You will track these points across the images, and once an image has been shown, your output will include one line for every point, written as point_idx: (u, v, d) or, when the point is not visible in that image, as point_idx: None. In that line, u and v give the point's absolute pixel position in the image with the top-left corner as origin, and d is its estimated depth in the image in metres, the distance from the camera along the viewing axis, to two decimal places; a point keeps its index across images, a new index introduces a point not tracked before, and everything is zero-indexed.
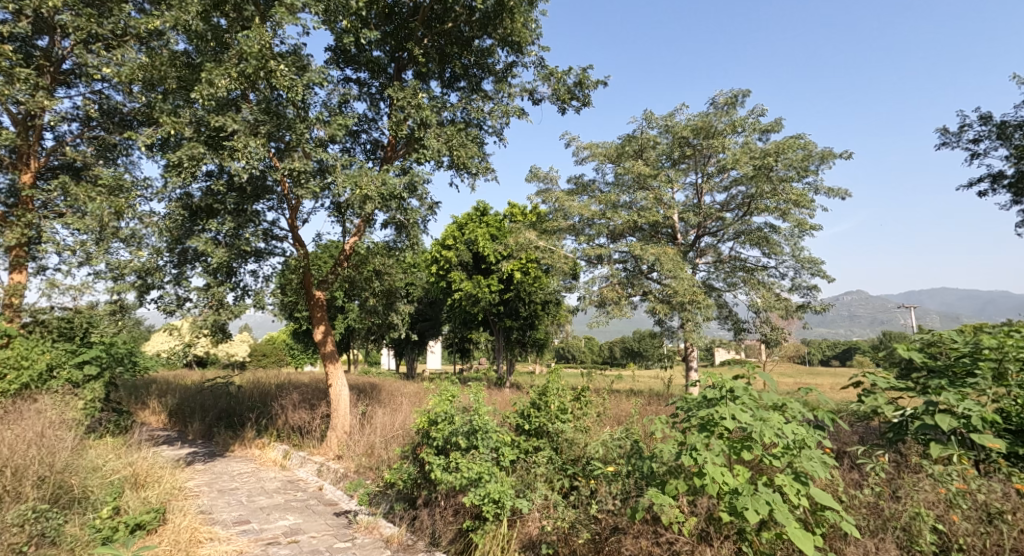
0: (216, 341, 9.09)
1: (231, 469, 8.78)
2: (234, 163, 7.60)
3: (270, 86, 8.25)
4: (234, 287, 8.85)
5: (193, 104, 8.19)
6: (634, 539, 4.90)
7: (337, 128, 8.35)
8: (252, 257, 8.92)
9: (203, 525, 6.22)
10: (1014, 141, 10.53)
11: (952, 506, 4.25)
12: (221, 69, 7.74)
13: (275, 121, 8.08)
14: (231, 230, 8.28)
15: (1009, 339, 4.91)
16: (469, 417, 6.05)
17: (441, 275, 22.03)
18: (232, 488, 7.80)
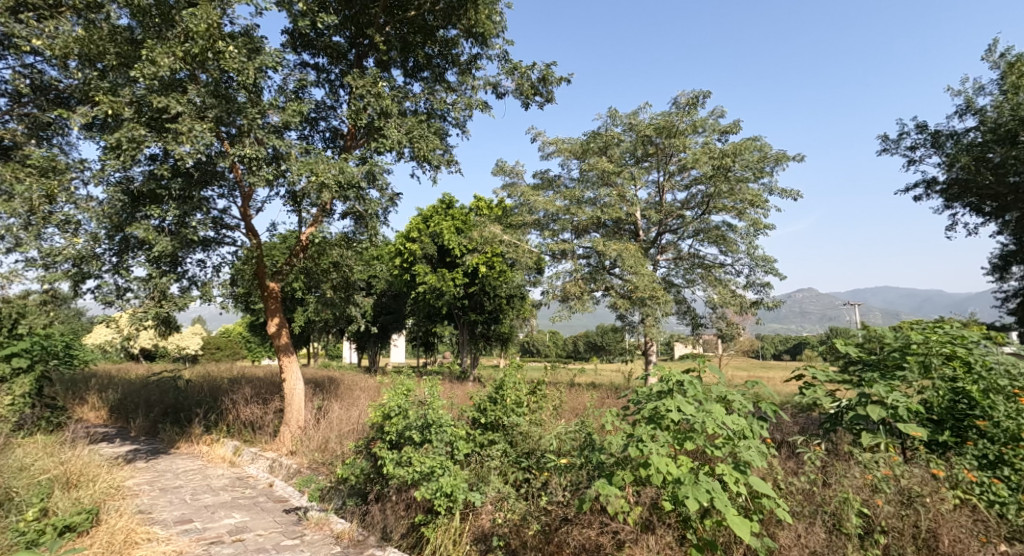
0: (160, 332, 8.74)
1: (176, 466, 8.49)
2: (179, 147, 7.29)
3: (220, 67, 7.94)
4: (180, 277, 8.53)
5: (135, 84, 7.81)
6: (582, 529, 4.94)
7: (292, 114, 8.10)
8: (200, 246, 8.62)
9: (141, 525, 5.98)
10: (946, 149, 11.07)
11: (877, 491, 4.46)
12: (165, 47, 7.40)
13: (225, 106, 7.79)
14: (177, 218, 7.96)
15: (938, 333, 5.17)
16: (423, 410, 6.02)
17: (404, 268, 21.84)
18: (175, 486, 7.54)
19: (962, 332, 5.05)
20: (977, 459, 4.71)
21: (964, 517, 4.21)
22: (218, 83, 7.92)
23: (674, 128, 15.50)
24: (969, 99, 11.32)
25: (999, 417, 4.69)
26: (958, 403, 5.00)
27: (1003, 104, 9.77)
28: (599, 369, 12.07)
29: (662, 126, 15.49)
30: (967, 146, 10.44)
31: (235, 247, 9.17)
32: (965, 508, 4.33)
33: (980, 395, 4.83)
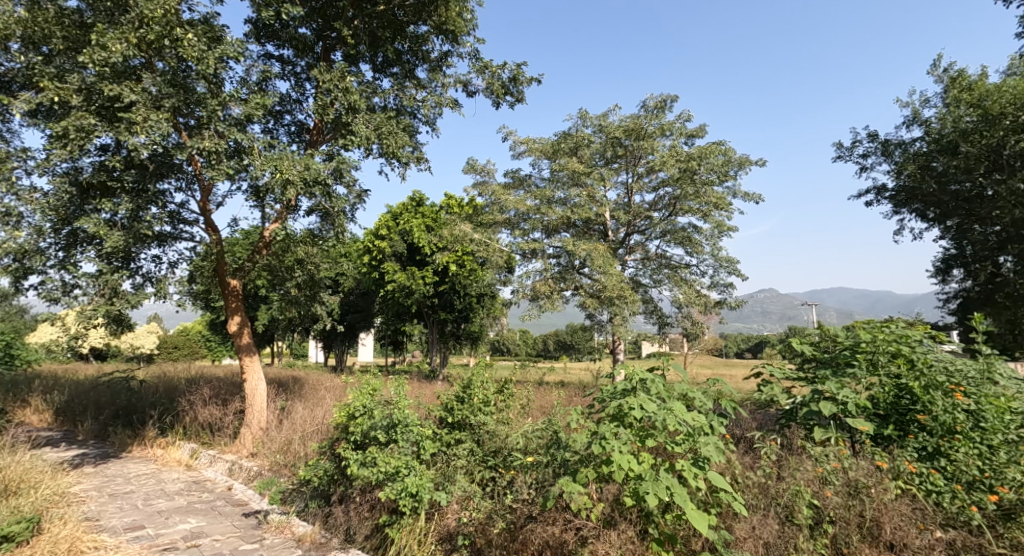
0: (111, 330, 8.47)
1: (127, 471, 8.25)
2: (133, 137, 7.02)
3: (178, 55, 7.74)
4: (133, 274, 8.29)
5: (84, 70, 7.55)
6: (546, 526, 5.00)
7: (254, 107, 7.96)
8: (154, 241, 8.38)
9: (87, 533, 5.82)
10: (895, 157, 11.56)
11: (827, 483, 4.69)
12: (117, 32, 7.17)
13: (183, 97, 7.59)
14: (130, 212, 7.72)
15: (885, 332, 5.42)
16: (389, 410, 6.01)
17: (373, 266, 21.64)
18: (126, 491, 7.33)
19: (906, 331, 5.31)
20: (917, 452, 4.96)
21: (904, 506, 4.45)
22: (174, 73, 7.69)
23: (643, 131, 15.88)
24: (915, 111, 11.87)
25: (937, 412, 4.88)
26: (901, 399, 5.23)
27: (946, 117, 10.38)
28: (568, 368, 12.19)
29: (631, 129, 15.87)
30: (913, 155, 10.98)
31: (193, 243, 8.96)
32: (906, 497, 4.57)
33: (921, 390, 5.01)
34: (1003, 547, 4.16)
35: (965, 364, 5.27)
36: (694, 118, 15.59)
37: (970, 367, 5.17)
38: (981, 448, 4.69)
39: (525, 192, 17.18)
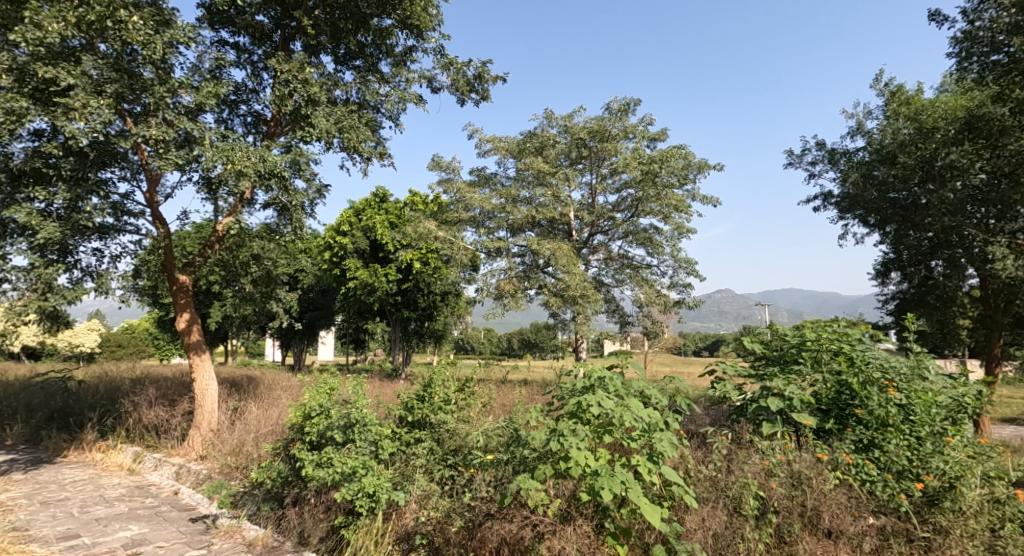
0: (44, 326, 8.11)
1: (62, 477, 7.93)
2: (71, 123, 6.75)
3: (122, 38, 7.44)
4: (70, 268, 7.98)
5: (17, 49, 7.09)
6: (504, 523, 5.07)
7: (207, 96, 7.75)
8: (95, 234, 8.08)
9: (14, 544, 5.59)
10: (840, 165, 12.09)
11: (772, 475, 4.90)
12: (54, 11, 6.81)
13: (128, 82, 7.31)
14: (68, 202, 7.40)
15: (828, 330, 5.75)
16: (346, 409, 5.98)
17: (334, 263, 21.30)
18: (60, 499, 7.05)
19: (847, 331, 5.61)
20: (854, 444, 5.22)
21: (842, 495, 4.71)
22: (119, 56, 7.37)
23: (607, 133, 16.18)
24: (858, 121, 12.47)
25: (873, 406, 5.15)
26: (841, 394, 5.49)
27: (886, 129, 11.05)
28: (532, 366, 12.32)
29: (596, 130, 16.16)
30: (857, 164, 11.47)
31: (138, 235, 8.67)
32: (843, 487, 4.83)
33: (858, 386, 5.27)
34: (928, 532, 4.57)
35: (897, 360, 5.55)
36: (657, 122, 15.95)
37: (902, 363, 5.46)
38: (910, 440, 4.99)
39: (490, 191, 17.25)
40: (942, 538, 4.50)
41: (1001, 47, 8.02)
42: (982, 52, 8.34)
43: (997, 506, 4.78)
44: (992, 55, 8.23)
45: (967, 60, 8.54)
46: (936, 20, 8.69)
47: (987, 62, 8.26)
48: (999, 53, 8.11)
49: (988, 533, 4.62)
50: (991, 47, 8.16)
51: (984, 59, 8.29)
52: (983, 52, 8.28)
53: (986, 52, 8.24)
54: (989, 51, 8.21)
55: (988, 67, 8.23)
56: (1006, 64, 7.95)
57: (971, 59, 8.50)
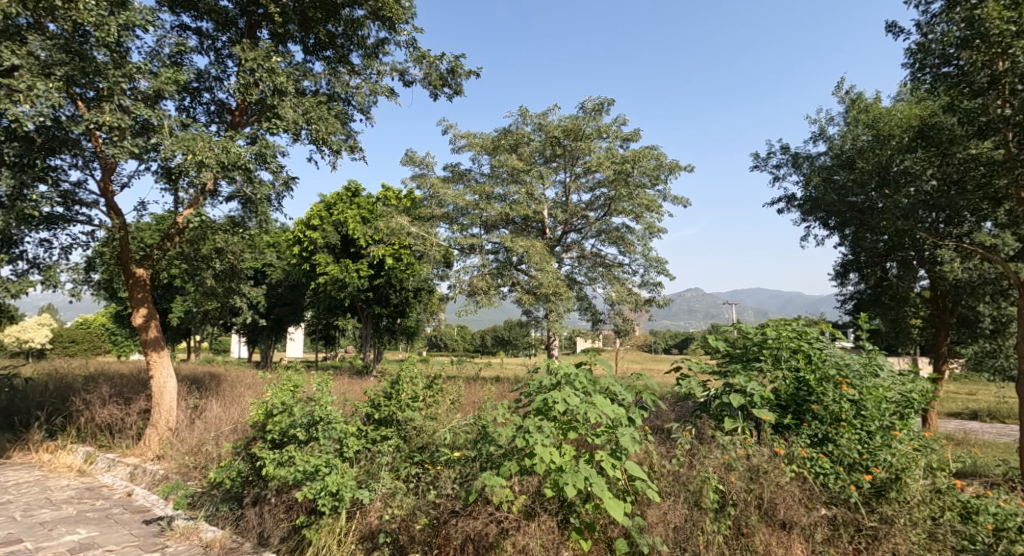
0: None
1: (8, 479, 7.63)
2: (16, 107, 6.45)
3: (74, 19, 7.14)
4: (14, 259, 7.66)
5: None
6: (468, 520, 5.03)
7: (165, 82, 7.50)
8: (43, 224, 7.80)
9: None
10: (803, 169, 12.26)
11: (731, 469, 5.01)
12: None
13: (80, 65, 7.03)
14: (13, 190, 7.12)
15: (788, 329, 5.92)
16: (310, 407, 5.91)
17: (303, 258, 20.96)
18: (4, 501, 6.79)
19: (807, 329, 5.79)
20: (809, 438, 5.39)
21: (797, 487, 4.85)
22: (69, 37, 7.08)
23: (581, 132, 16.31)
24: (821, 127, 12.81)
25: (827, 401, 5.31)
26: (799, 390, 5.63)
27: (846, 136, 11.55)
28: (505, 363, 12.31)
29: (570, 129, 16.27)
30: (818, 168, 11.76)
31: (90, 226, 8.38)
32: (798, 479, 4.97)
33: (815, 382, 5.45)
34: (875, 521, 4.68)
35: (851, 357, 5.73)
36: (630, 122, 16.11)
37: (855, 361, 5.64)
38: (861, 434, 5.16)
39: (464, 186, 17.23)
40: (888, 527, 4.61)
41: (950, 60, 8.18)
42: (932, 65, 8.48)
43: (939, 496, 4.99)
44: (942, 67, 8.38)
45: (919, 71, 8.71)
46: (893, 31, 8.95)
47: (937, 74, 8.45)
48: (949, 65, 8.27)
49: (930, 522, 4.75)
50: (941, 60, 8.33)
51: (936, 70, 8.46)
52: (934, 64, 8.43)
53: (937, 64, 8.39)
54: (939, 63, 8.36)
55: (939, 78, 8.42)
56: (956, 76, 8.12)
57: (924, 70, 8.65)
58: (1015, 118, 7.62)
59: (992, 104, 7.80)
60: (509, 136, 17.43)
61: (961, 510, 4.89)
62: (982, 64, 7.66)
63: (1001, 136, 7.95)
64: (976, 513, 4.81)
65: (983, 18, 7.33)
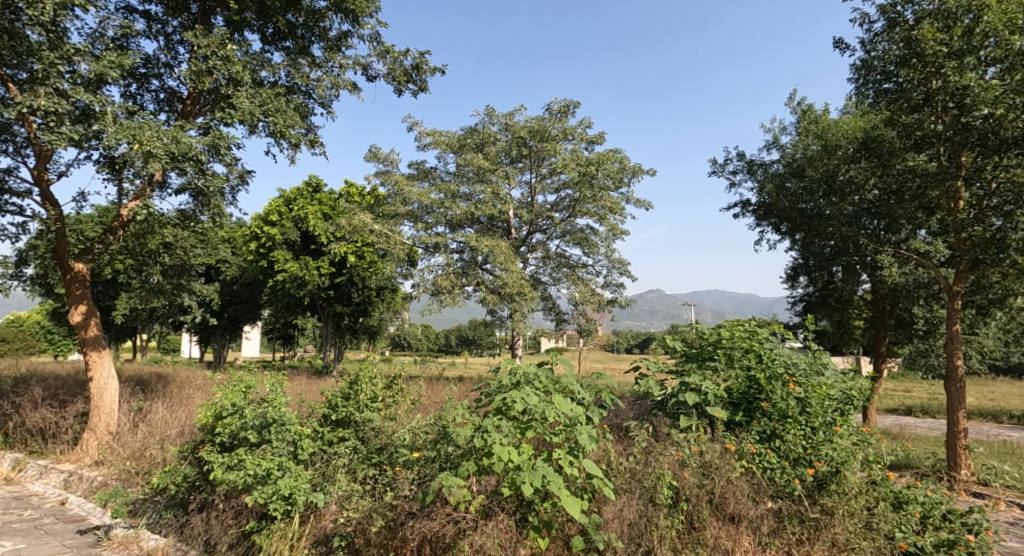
0: None
1: None
2: None
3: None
4: None
5: None
6: (425, 521, 4.98)
7: (108, 66, 7.15)
8: None
9: None
10: (757, 176, 12.60)
11: (685, 465, 5.12)
12: None
13: (8, 43, 6.78)
14: None
15: (741, 329, 6.17)
16: (262, 409, 5.77)
17: (261, 254, 20.40)
18: None
19: (758, 330, 6.05)
20: (758, 435, 5.54)
21: (746, 482, 4.99)
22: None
23: (547, 133, 16.47)
24: (774, 136, 13.16)
25: (776, 399, 5.50)
26: (750, 388, 5.80)
27: (797, 145, 11.93)
28: (469, 363, 12.24)
29: (536, 130, 16.42)
30: (771, 175, 12.09)
31: (22, 216, 7.98)
32: (747, 474, 5.12)
33: (764, 380, 5.64)
34: (817, 512, 4.84)
35: (797, 357, 5.98)
36: (594, 124, 16.31)
37: (801, 359, 5.87)
38: (806, 429, 5.35)
39: (429, 184, 17.10)
40: (828, 518, 4.80)
41: (891, 76, 8.57)
42: (874, 81, 8.84)
43: (875, 487, 5.15)
44: (883, 83, 8.77)
45: (862, 87, 9.04)
46: (839, 47, 9.30)
47: (880, 90, 8.81)
48: (890, 82, 8.66)
49: (866, 511, 4.93)
50: (882, 76, 8.70)
51: (878, 86, 8.82)
52: (876, 80, 8.80)
53: (879, 80, 8.76)
54: (881, 79, 8.73)
55: (881, 94, 8.79)
56: (896, 92, 8.53)
57: (867, 86, 8.98)
58: (946, 134, 7.98)
59: (926, 120, 8.26)
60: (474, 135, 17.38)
61: (894, 500, 5.09)
62: (918, 82, 8.21)
63: (935, 150, 8.38)
64: (906, 502, 5.05)
65: (919, 39, 7.93)
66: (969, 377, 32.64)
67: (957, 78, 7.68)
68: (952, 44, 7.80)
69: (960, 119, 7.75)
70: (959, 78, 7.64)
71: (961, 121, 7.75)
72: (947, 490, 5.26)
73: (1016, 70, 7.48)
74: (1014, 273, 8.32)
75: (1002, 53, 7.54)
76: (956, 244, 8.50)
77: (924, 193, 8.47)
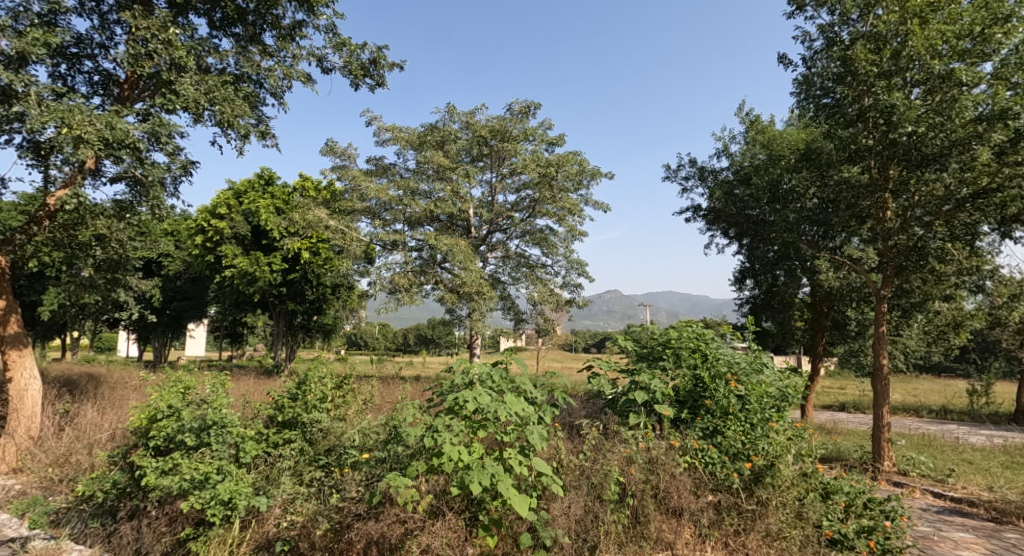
0: None
1: None
2: None
3: None
4: None
5: None
6: (372, 523, 4.87)
7: (32, 44, 6.71)
8: None
9: None
10: (708, 182, 12.92)
11: (632, 461, 5.18)
12: None
13: None
14: None
15: (689, 330, 6.37)
16: (201, 410, 5.55)
17: (207, 249, 19.61)
18: None
19: (704, 331, 6.23)
20: (702, 431, 5.66)
21: (688, 476, 5.09)
22: None
23: (508, 133, 16.49)
24: (724, 144, 13.55)
25: (719, 396, 5.64)
26: (696, 387, 5.94)
27: (745, 154, 12.33)
28: (426, 363, 12.09)
29: (496, 129, 16.40)
30: (720, 182, 12.44)
31: None
32: (690, 469, 5.21)
33: (709, 379, 5.78)
34: (752, 503, 5.00)
35: (739, 356, 6.17)
36: (554, 126, 16.40)
37: (743, 359, 6.07)
38: (745, 426, 5.50)
39: (387, 181, 16.83)
40: (762, 508, 4.96)
41: (829, 92, 8.93)
42: (815, 95, 9.18)
43: (806, 478, 5.36)
44: (823, 98, 9.10)
45: (804, 101, 9.39)
46: (783, 62, 9.62)
47: (819, 104, 9.15)
48: (828, 97, 9.02)
49: (797, 502, 5.12)
50: (821, 92, 9.05)
51: (818, 101, 9.15)
52: (816, 95, 9.15)
53: (818, 95, 9.10)
54: (820, 95, 9.07)
55: (820, 108, 9.14)
56: (833, 107, 8.90)
57: (808, 100, 9.32)
58: (876, 148, 8.45)
59: (860, 134, 8.69)
60: (434, 132, 17.15)
61: (822, 490, 5.32)
62: (853, 98, 8.61)
63: (867, 162, 8.80)
64: (834, 492, 5.26)
65: (854, 58, 8.28)
66: (899, 375, 34.43)
67: (885, 98, 8.01)
68: (882, 65, 8.17)
69: (889, 135, 8.18)
70: (888, 98, 7.97)
71: (889, 137, 8.19)
72: (869, 480, 5.50)
73: (936, 92, 7.88)
74: (934, 277, 8.84)
75: (924, 76, 7.94)
76: (883, 251, 8.91)
77: (857, 203, 8.94)
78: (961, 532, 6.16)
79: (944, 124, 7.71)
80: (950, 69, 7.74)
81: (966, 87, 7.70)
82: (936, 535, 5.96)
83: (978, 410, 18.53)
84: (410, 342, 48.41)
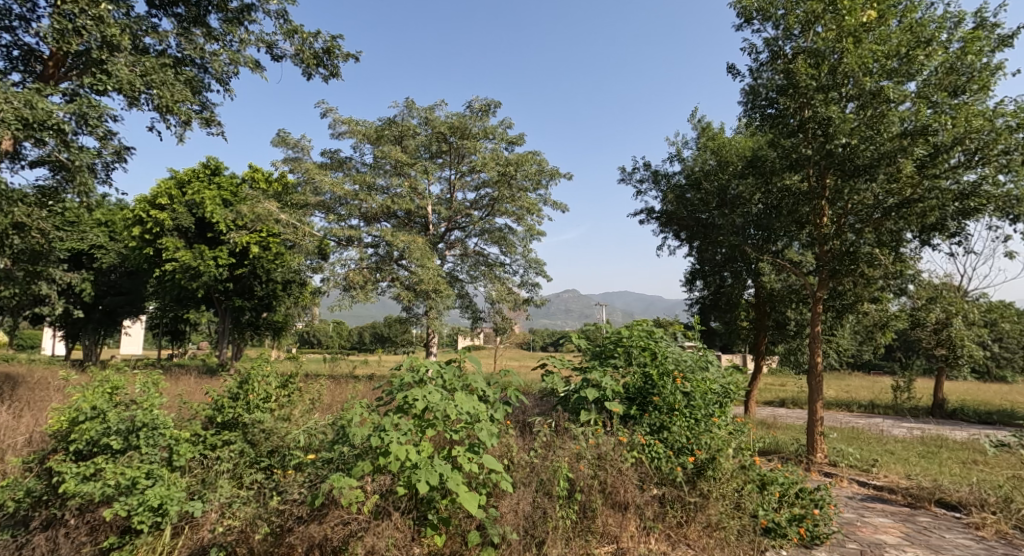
0: None
1: None
2: None
3: None
4: None
5: None
6: (314, 525, 4.67)
7: None
8: None
9: None
10: (661, 185, 13.10)
11: (581, 458, 5.15)
12: None
13: None
14: None
15: (640, 329, 6.47)
16: (130, 412, 5.24)
17: (146, 241, 18.62)
18: None
19: (655, 330, 6.33)
20: (649, 427, 5.69)
21: (635, 471, 5.11)
22: None
23: (468, 130, 16.32)
24: (676, 149, 13.74)
25: (665, 393, 5.68)
26: (645, 384, 5.97)
27: (696, 158, 12.59)
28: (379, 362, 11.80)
29: (456, 126, 16.20)
30: (673, 186, 12.68)
31: None
32: (637, 464, 5.23)
33: (656, 376, 5.83)
34: (694, 496, 5.05)
35: (686, 354, 6.28)
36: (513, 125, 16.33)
37: (689, 357, 6.17)
38: (690, 421, 5.56)
39: (342, 175, 16.38)
40: (704, 500, 5.02)
41: (773, 103, 9.21)
42: (760, 106, 9.45)
43: (745, 471, 5.47)
44: (768, 108, 9.38)
45: (750, 110, 9.62)
46: (732, 72, 9.82)
47: (764, 114, 9.43)
48: (772, 107, 9.30)
49: (735, 493, 5.19)
50: (766, 102, 9.33)
51: (763, 111, 9.43)
52: (761, 105, 9.42)
53: (763, 106, 9.37)
54: (765, 105, 9.35)
55: (765, 118, 9.40)
56: (776, 117, 9.19)
57: (754, 110, 9.58)
58: (815, 158, 8.69)
59: (800, 144, 8.95)
60: (392, 126, 16.75)
61: (759, 481, 5.45)
62: (794, 109, 8.91)
63: (806, 171, 9.07)
64: (769, 483, 5.40)
65: (795, 72, 8.56)
66: (835, 372, 35.86)
67: (823, 110, 8.26)
68: (821, 80, 8.39)
69: (826, 146, 8.44)
70: (825, 111, 8.22)
71: (826, 148, 8.44)
72: (804, 471, 5.70)
73: (867, 107, 8.19)
74: (864, 281, 9.26)
75: (857, 92, 8.17)
76: (820, 254, 9.22)
77: (797, 210, 9.24)
78: (881, 517, 6.42)
79: (875, 137, 8.03)
80: (879, 86, 8.00)
81: (893, 104, 8.05)
82: (858, 521, 6.18)
83: (901, 404, 19.53)
84: (365, 342, 47.40)
